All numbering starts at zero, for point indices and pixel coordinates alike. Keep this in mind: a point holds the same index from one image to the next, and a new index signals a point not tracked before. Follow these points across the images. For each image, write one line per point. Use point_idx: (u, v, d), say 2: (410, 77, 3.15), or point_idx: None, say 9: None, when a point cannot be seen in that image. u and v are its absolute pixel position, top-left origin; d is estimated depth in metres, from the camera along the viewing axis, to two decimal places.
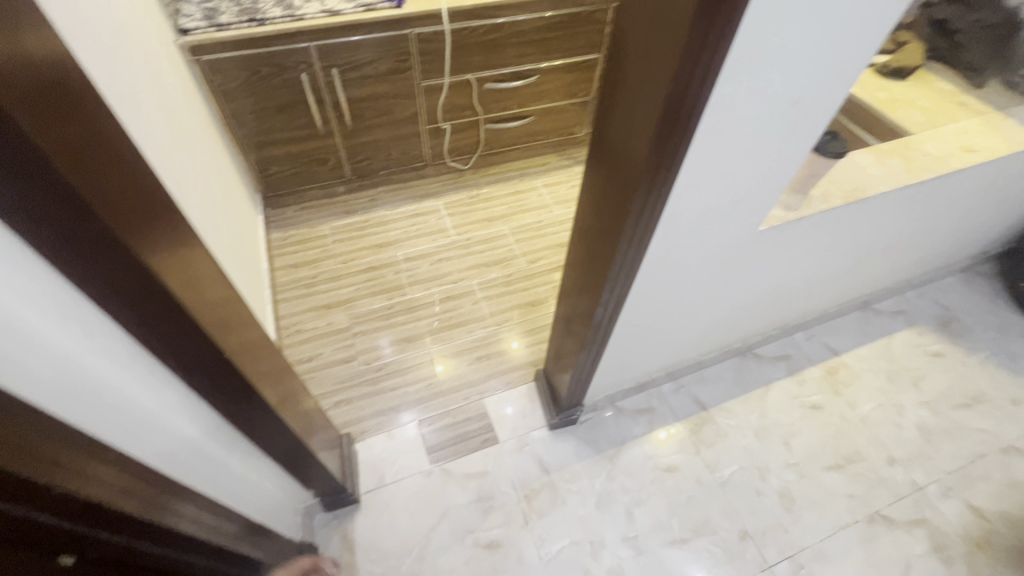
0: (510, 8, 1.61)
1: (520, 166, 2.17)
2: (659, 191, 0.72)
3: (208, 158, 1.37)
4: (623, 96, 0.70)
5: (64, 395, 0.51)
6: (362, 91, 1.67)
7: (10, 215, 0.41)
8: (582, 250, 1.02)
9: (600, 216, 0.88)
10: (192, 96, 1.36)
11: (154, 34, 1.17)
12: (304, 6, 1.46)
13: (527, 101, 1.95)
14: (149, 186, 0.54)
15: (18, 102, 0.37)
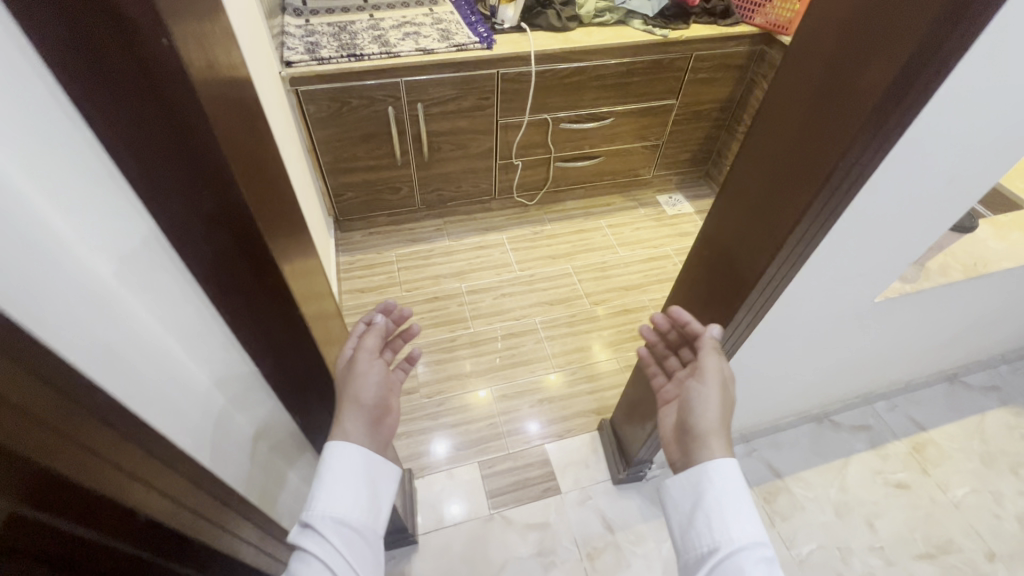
0: (594, 52, 1.63)
1: (584, 204, 2.16)
2: (795, 261, 0.68)
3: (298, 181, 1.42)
4: (761, 158, 0.67)
5: (185, 411, 0.51)
6: (442, 126, 1.71)
7: (166, 218, 0.44)
8: (683, 298, 0.98)
9: (710, 269, 0.85)
10: (288, 124, 1.42)
11: (265, 65, 1.23)
12: (399, 43, 1.52)
13: (599, 142, 1.96)
14: (277, 199, 0.55)
15: (216, 118, 0.40)
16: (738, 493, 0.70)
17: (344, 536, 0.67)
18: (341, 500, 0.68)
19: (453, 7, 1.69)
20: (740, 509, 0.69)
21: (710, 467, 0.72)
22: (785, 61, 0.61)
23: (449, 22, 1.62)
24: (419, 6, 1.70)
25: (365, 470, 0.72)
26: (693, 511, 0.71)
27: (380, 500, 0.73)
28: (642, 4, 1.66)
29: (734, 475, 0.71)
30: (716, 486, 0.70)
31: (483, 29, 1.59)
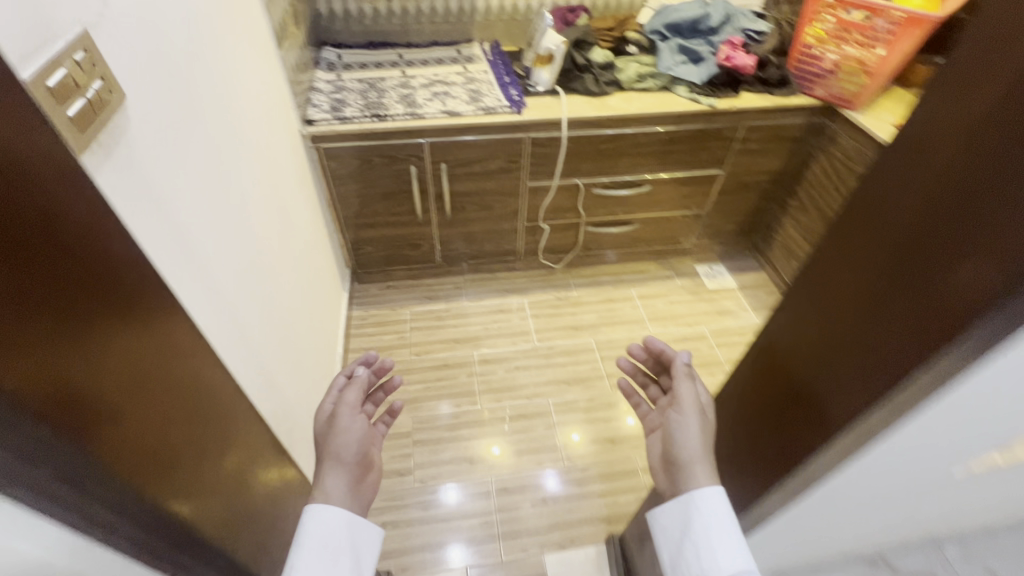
0: (632, 120, 1.52)
1: (616, 269, 2.02)
2: (883, 421, 0.53)
3: (303, 224, 1.33)
4: (841, 287, 0.53)
5: None
6: (467, 186, 1.63)
7: None
8: (741, 393, 0.78)
9: (782, 370, 0.65)
10: (303, 182, 1.37)
11: (276, 123, 1.19)
12: (426, 105, 1.47)
13: (635, 209, 1.83)
14: (99, 325, 0.40)
15: None
16: (724, 523, 0.78)
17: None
18: (319, 564, 0.70)
19: (488, 67, 1.64)
20: (724, 539, 0.77)
21: (697, 499, 0.80)
22: (959, 166, 0.40)
23: (481, 83, 1.56)
24: (453, 65, 1.66)
25: (346, 535, 0.74)
26: (682, 537, 0.81)
27: (362, 559, 0.75)
28: (689, 71, 1.55)
29: (718, 504, 0.79)
30: (701, 516, 0.79)
31: (514, 92, 1.52)
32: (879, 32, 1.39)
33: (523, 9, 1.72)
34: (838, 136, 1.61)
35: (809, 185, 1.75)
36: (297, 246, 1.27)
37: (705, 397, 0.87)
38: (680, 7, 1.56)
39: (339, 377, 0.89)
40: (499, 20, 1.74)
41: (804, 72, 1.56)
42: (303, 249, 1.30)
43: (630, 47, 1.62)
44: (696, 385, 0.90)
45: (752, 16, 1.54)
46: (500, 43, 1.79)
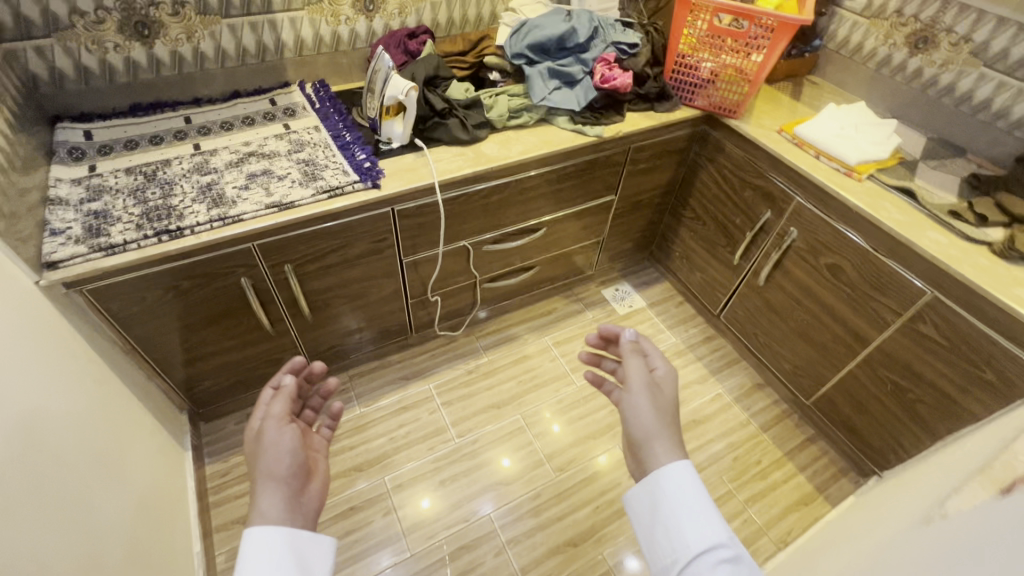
0: (516, 168, 1.26)
1: (522, 316, 1.79)
2: None
3: (64, 426, 0.84)
4: None
5: None
6: (326, 282, 1.25)
7: None
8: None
9: None
10: (52, 361, 0.87)
11: None
12: (241, 198, 1.04)
13: (532, 254, 1.60)
14: None
15: None
16: (692, 496, 0.72)
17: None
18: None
19: (317, 123, 1.25)
20: (697, 513, 0.71)
21: (660, 475, 0.75)
22: None
23: (313, 148, 1.17)
24: (268, 125, 1.23)
25: (292, 550, 0.69)
26: (652, 521, 0.73)
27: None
28: (567, 98, 1.32)
29: (684, 478, 0.74)
30: (669, 496, 0.73)
31: (364, 157, 1.16)
32: (752, 38, 1.27)
33: (346, 36, 1.34)
34: (725, 146, 1.51)
35: (699, 195, 1.67)
36: (54, 481, 0.75)
37: (659, 371, 0.89)
38: (541, 22, 1.31)
39: (266, 394, 0.86)
40: (317, 53, 1.33)
41: (683, 82, 1.43)
42: (68, 479, 0.79)
43: (492, 74, 1.36)
44: (643, 359, 0.92)
45: (620, 26, 1.35)
46: (327, 82, 1.39)
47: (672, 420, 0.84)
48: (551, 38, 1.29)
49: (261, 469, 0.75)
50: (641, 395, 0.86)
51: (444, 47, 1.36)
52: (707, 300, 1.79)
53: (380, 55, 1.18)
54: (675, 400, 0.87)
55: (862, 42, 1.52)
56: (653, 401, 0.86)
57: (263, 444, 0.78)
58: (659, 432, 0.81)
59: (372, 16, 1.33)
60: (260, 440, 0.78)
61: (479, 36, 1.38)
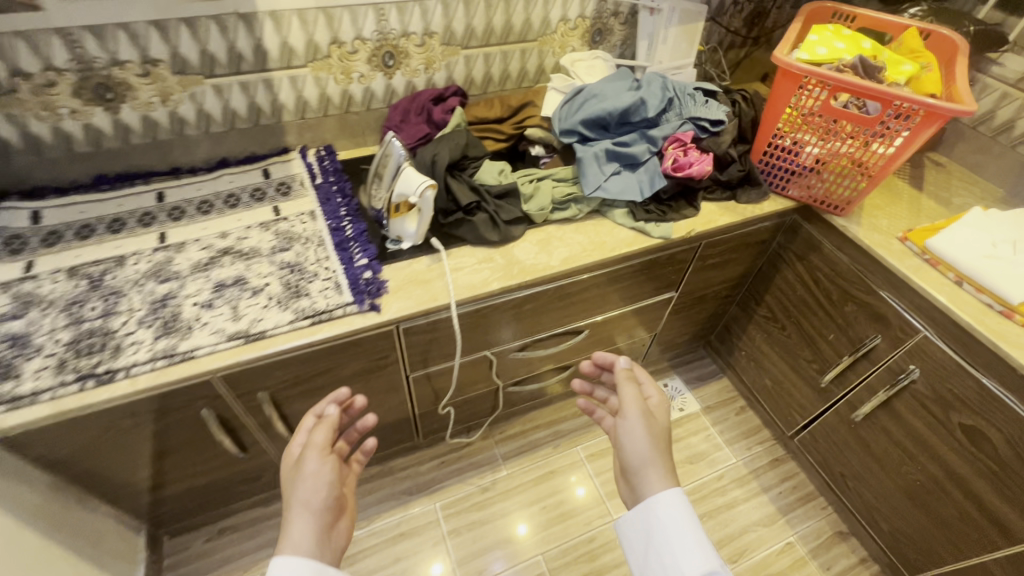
0: (556, 279, 0.99)
1: (551, 416, 1.52)
2: None
3: None
4: None
5: None
6: (314, 405, 1.02)
7: None
8: None
9: None
10: None
11: None
12: (199, 321, 0.81)
13: (568, 355, 1.32)
14: None
15: None
16: (681, 525, 0.78)
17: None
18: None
19: (314, 207, 1.01)
20: (685, 539, 0.77)
21: (653, 508, 0.80)
22: None
23: (303, 247, 0.94)
24: (255, 208, 1.01)
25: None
26: (648, 552, 0.80)
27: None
28: (627, 186, 1.04)
29: (672, 508, 0.80)
30: (660, 527, 0.79)
31: (364, 262, 0.92)
32: (883, 124, 0.95)
33: (359, 96, 1.10)
34: (825, 248, 1.19)
35: (781, 295, 1.35)
36: None
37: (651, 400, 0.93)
38: (601, 90, 1.04)
39: (307, 420, 0.82)
40: (323, 115, 1.10)
41: (775, 167, 1.13)
42: None
43: (535, 148, 1.10)
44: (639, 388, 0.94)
45: (701, 97, 1.06)
46: (334, 148, 1.16)
47: (663, 447, 0.87)
48: (613, 112, 1.01)
49: (297, 501, 0.70)
50: (636, 417, 0.88)
51: (477, 114, 1.11)
52: (779, 415, 1.47)
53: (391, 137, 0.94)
54: (664, 427, 0.90)
55: (1013, 120, 1.20)
56: (647, 425, 0.88)
57: (299, 478, 0.73)
58: (650, 459, 0.85)
59: (391, 73, 1.09)
60: (299, 471, 0.73)
61: (520, 100, 1.11)
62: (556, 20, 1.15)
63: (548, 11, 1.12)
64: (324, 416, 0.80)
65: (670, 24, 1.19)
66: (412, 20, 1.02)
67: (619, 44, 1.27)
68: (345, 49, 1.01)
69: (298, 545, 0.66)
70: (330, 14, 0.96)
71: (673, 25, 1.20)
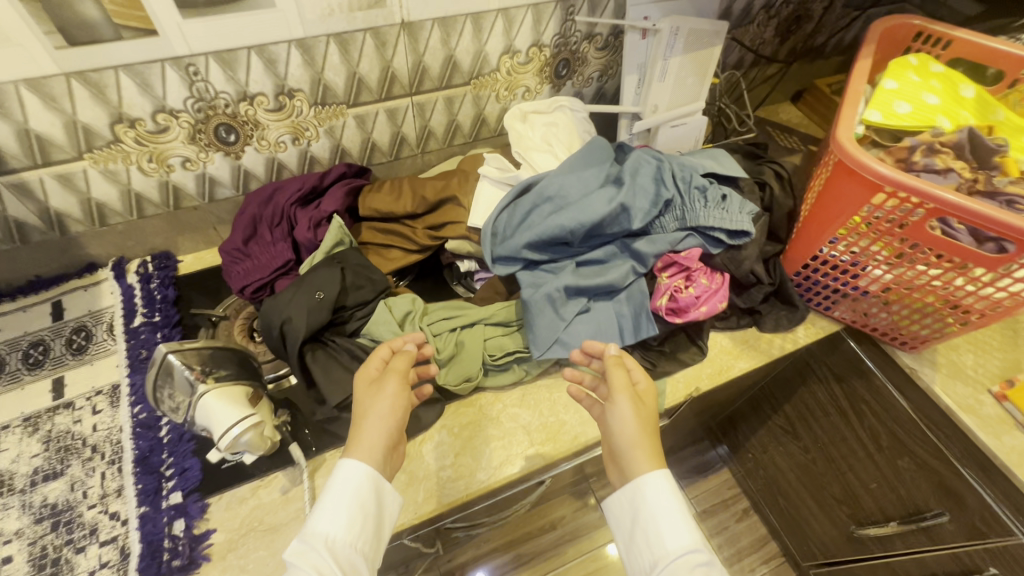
0: (489, 493, 0.65)
1: (513, 535, 1.23)
2: None
3: None
4: None
5: None
6: None
7: None
8: None
9: None
10: None
11: None
12: None
13: (528, 496, 1.01)
14: None
15: None
16: (669, 512, 0.51)
17: (338, 554, 0.46)
18: (338, 523, 0.47)
19: (119, 380, 0.66)
20: (669, 525, 0.50)
21: (641, 479, 0.52)
22: None
23: (84, 470, 0.60)
24: (24, 385, 0.65)
25: (372, 490, 0.50)
26: (632, 530, 0.53)
27: (378, 530, 0.50)
28: (599, 331, 0.68)
29: (668, 494, 0.52)
30: (649, 503, 0.51)
31: (177, 502, 0.58)
32: (1008, 265, 0.58)
33: (192, 187, 0.71)
34: (883, 386, 0.85)
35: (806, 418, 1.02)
36: None
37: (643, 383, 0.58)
38: (560, 189, 0.65)
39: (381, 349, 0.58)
40: (138, 218, 0.72)
41: (818, 284, 0.77)
42: None
43: (465, 261, 0.74)
44: (628, 372, 0.58)
45: (715, 193, 0.68)
46: (171, 255, 0.78)
47: (654, 440, 0.55)
48: (576, 228, 0.64)
49: (371, 425, 0.52)
50: (623, 400, 0.55)
51: (374, 209, 0.73)
52: (792, 537, 1.19)
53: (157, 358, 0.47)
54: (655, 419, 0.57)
55: None
56: (637, 410, 0.55)
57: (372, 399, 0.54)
58: (640, 440, 0.54)
59: (237, 151, 0.70)
60: (377, 389, 0.54)
61: (435, 191, 0.72)
62: (496, 53, 0.75)
63: (481, 42, 0.72)
64: (402, 348, 0.59)
65: (670, 55, 0.79)
66: (250, 77, 0.63)
67: (597, 77, 0.86)
68: (143, 128, 0.62)
69: (373, 447, 0.52)
70: (94, 81, 0.56)
71: (676, 56, 0.80)
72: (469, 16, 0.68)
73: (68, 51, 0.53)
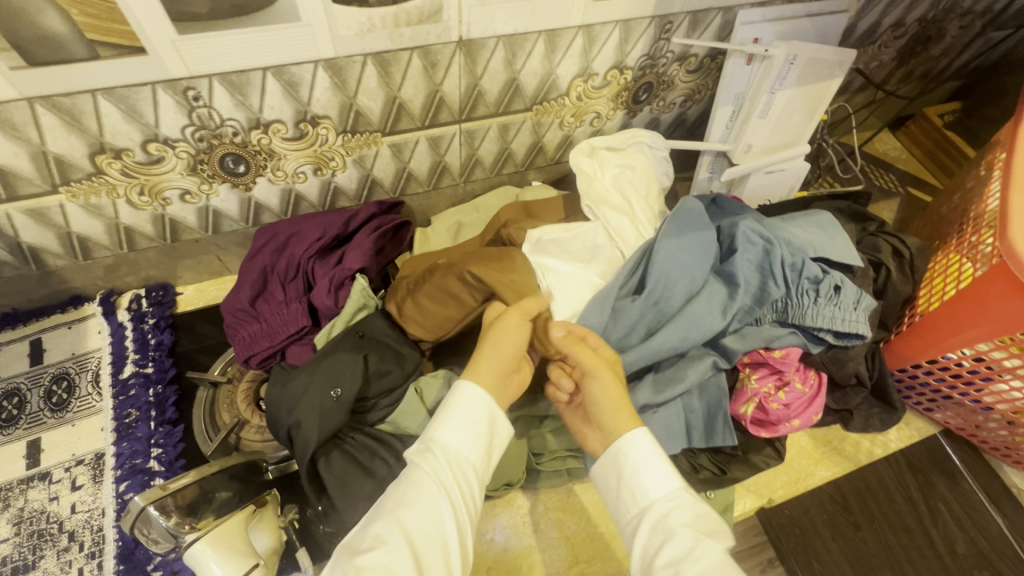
0: None
1: None
2: None
3: None
4: None
5: None
6: None
7: None
8: None
9: None
10: None
11: None
12: None
13: None
14: None
15: None
16: (655, 466, 0.41)
17: (459, 474, 0.40)
18: (461, 440, 0.41)
19: (104, 449, 0.57)
20: (654, 478, 0.41)
21: (623, 438, 0.43)
22: None
23: (59, 563, 0.52)
24: None
25: (495, 417, 0.43)
26: (622, 497, 0.42)
27: (497, 450, 0.44)
28: (664, 434, 0.56)
29: (652, 450, 0.42)
30: (631, 457, 0.42)
31: None
32: None
33: (192, 220, 0.59)
34: (973, 492, 0.67)
35: (873, 506, 0.66)
36: None
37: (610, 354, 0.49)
38: (664, 288, 0.54)
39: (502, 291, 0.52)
40: (130, 251, 0.61)
41: (926, 386, 0.65)
42: None
43: None
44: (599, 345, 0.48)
45: (830, 286, 0.54)
46: (170, 286, 0.67)
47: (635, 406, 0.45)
48: (681, 344, 0.54)
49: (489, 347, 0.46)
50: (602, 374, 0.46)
51: (425, 324, 0.54)
52: None
53: (133, 507, 0.41)
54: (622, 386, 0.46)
55: None
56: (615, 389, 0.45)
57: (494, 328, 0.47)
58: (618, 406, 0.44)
59: (247, 182, 0.57)
60: (500, 318, 0.47)
61: (478, 290, 0.50)
62: (568, 76, 0.60)
63: (553, 63, 0.58)
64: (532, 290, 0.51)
65: (780, 87, 0.64)
66: (265, 102, 0.50)
67: (681, 102, 0.71)
68: (130, 159, 0.50)
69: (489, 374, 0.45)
70: (65, 108, 0.44)
71: (785, 89, 0.65)
72: (543, 33, 0.54)
73: (29, 72, 0.41)
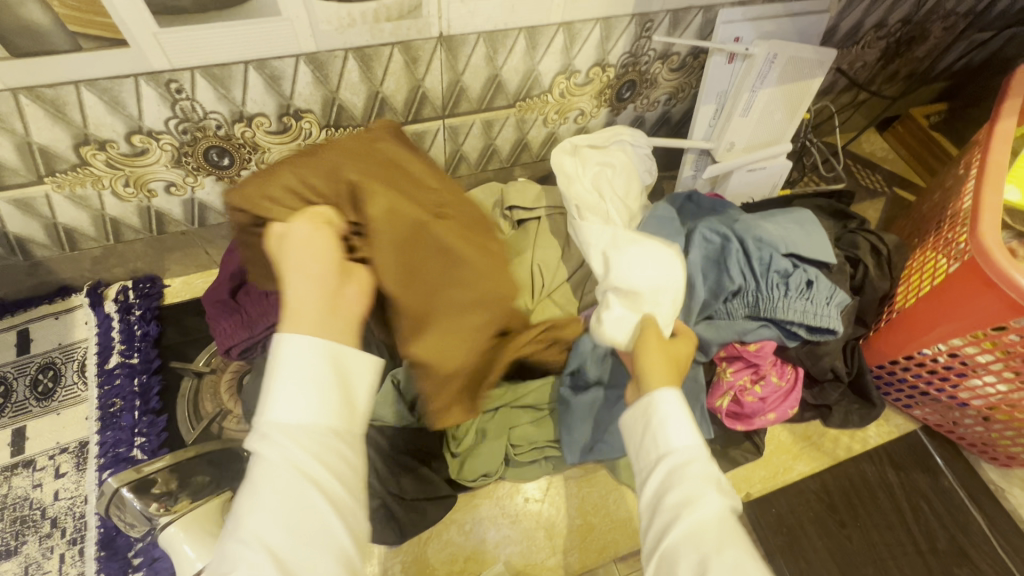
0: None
1: None
2: None
3: None
4: None
5: None
6: None
7: None
8: None
9: None
10: None
11: None
12: None
13: None
14: None
15: None
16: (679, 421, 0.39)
17: (312, 444, 0.33)
18: (300, 407, 0.33)
19: (87, 438, 0.58)
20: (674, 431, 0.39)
21: (654, 393, 0.41)
22: None
23: (41, 549, 0.52)
24: None
25: (334, 361, 0.35)
26: (641, 441, 0.40)
27: (358, 393, 0.36)
28: None
29: (678, 407, 0.40)
30: (656, 410, 0.40)
31: None
32: None
33: (178, 212, 0.60)
34: (950, 488, 0.67)
35: (857, 503, 0.66)
36: None
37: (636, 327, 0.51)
38: None
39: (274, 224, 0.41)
40: (117, 242, 0.61)
41: (903, 381, 0.65)
42: None
43: None
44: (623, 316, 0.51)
45: (800, 279, 0.55)
46: (157, 279, 0.68)
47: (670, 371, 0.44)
48: None
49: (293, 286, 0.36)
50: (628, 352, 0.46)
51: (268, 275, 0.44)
52: None
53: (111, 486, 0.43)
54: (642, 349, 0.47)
55: None
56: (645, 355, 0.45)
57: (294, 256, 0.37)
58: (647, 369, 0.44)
59: (232, 175, 0.58)
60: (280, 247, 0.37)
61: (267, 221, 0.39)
62: (550, 73, 0.61)
63: (534, 59, 0.59)
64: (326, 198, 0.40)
65: (760, 86, 0.65)
66: (247, 96, 0.50)
67: (665, 100, 0.72)
68: (114, 150, 0.51)
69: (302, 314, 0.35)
70: (49, 99, 0.45)
71: (766, 87, 0.66)
72: (524, 30, 0.55)
73: (12, 63, 0.41)
